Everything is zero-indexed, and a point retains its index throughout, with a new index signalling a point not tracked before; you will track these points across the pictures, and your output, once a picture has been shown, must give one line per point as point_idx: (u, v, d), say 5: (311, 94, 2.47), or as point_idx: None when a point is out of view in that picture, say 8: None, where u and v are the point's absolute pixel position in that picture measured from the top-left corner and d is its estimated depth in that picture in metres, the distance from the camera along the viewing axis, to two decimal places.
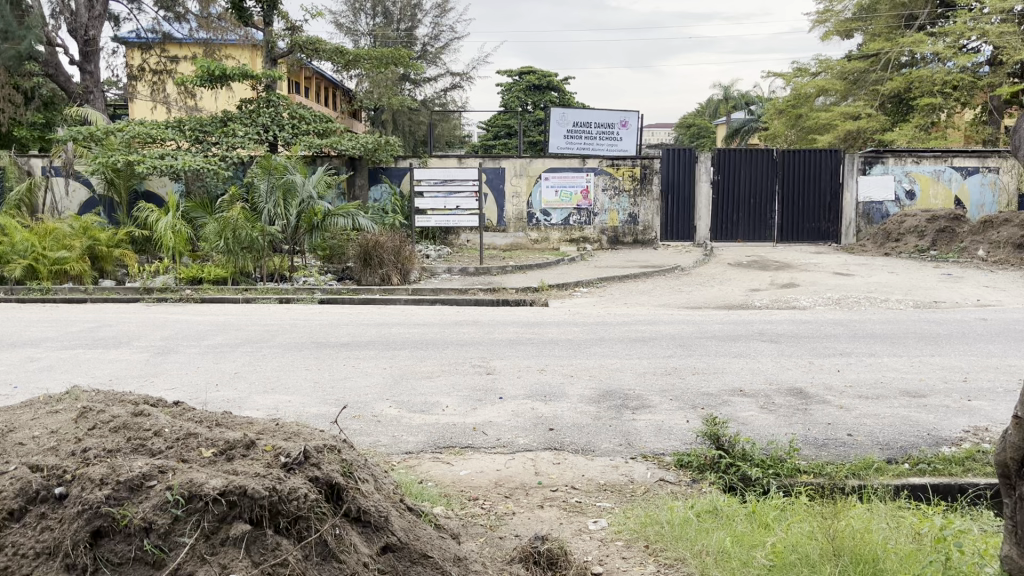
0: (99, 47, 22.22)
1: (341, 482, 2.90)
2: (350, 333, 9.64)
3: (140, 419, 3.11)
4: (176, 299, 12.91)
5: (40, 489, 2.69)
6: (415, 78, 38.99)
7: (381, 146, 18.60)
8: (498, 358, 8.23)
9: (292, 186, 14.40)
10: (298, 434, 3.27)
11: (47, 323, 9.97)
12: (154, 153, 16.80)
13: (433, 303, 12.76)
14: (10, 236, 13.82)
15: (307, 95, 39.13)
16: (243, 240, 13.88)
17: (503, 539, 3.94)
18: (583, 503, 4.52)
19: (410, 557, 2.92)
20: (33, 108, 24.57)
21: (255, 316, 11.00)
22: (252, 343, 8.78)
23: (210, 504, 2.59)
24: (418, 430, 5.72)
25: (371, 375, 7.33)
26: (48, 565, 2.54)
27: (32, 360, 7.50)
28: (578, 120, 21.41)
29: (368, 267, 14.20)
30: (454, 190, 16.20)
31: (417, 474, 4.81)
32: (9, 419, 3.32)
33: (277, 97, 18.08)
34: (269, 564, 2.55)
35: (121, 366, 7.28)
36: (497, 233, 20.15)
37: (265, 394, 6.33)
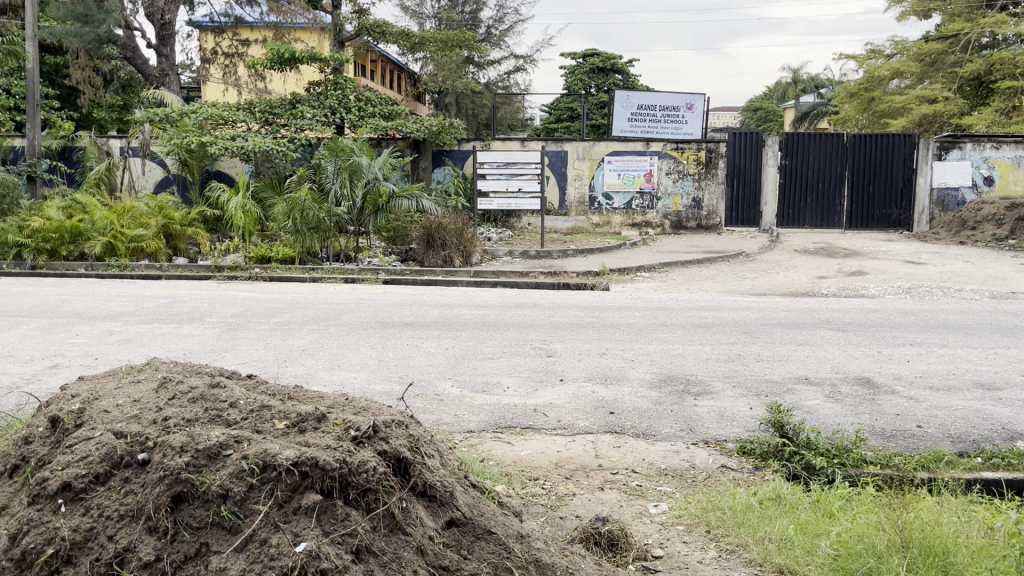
0: (175, 31, 22.77)
1: (408, 457, 2.97)
2: (413, 313, 9.77)
3: (217, 390, 3.23)
4: (246, 277, 13.28)
5: (124, 454, 2.82)
6: (479, 61, 39.03)
7: (445, 129, 18.75)
8: (559, 341, 8.24)
9: (359, 168, 14.61)
10: (367, 409, 3.35)
11: (125, 298, 10.35)
12: (226, 134, 17.25)
13: (494, 285, 12.83)
14: (91, 214, 14.39)
15: (372, 78, 39.49)
16: (310, 220, 14.16)
17: (564, 519, 3.97)
18: (644, 487, 4.52)
19: (475, 532, 2.97)
20: (111, 90, 25.36)
21: (321, 295, 11.20)
22: (320, 321, 8.97)
23: (283, 474, 2.68)
24: (480, 410, 5.79)
25: (434, 355, 7.42)
26: (131, 526, 2.66)
27: (112, 333, 7.79)
28: (643, 103, 21.16)
29: (431, 249, 14.32)
30: (517, 172, 16.19)
31: (479, 453, 4.88)
32: (95, 387, 3.48)
33: (344, 80, 18.31)
34: (339, 534, 2.61)
35: (195, 341, 7.51)
36: (558, 216, 20.10)
37: (331, 371, 6.48)
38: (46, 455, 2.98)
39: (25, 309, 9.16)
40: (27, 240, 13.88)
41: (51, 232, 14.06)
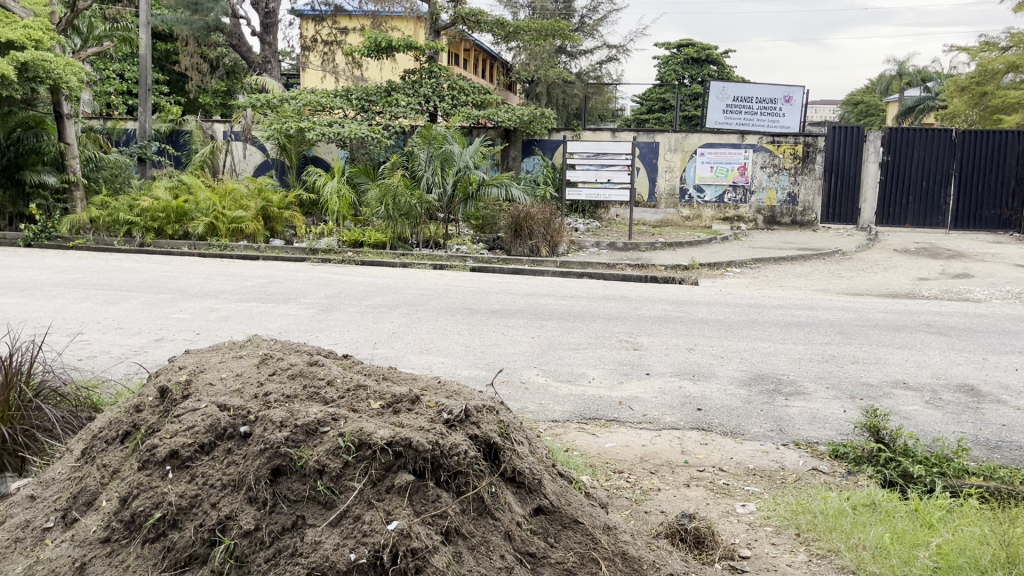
0: (279, 20, 23.43)
1: (499, 442, 2.99)
2: (500, 301, 9.83)
3: (315, 368, 3.34)
4: (339, 260, 13.63)
5: (227, 426, 2.91)
6: (571, 51, 38.83)
7: (536, 118, 18.72)
8: (647, 335, 8.15)
9: (450, 156, 14.74)
10: (459, 392, 3.40)
11: (225, 276, 10.75)
12: (323, 120, 17.67)
13: (581, 276, 12.80)
14: (195, 195, 14.97)
15: (466, 67, 39.79)
16: (402, 207, 14.37)
17: (648, 513, 3.94)
18: (731, 486, 4.44)
19: (561, 521, 2.98)
20: (217, 76, 26.29)
21: (410, 281, 11.36)
22: (409, 306, 9.13)
23: (377, 453, 2.74)
24: (565, 400, 5.79)
25: (521, 343, 7.46)
26: (233, 496, 2.74)
27: (213, 310, 8.11)
28: (739, 95, 20.67)
29: (518, 239, 14.40)
30: (607, 163, 16.07)
31: (563, 443, 4.88)
32: (200, 360, 3.62)
33: (439, 68, 18.49)
34: (429, 515, 2.66)
35: (289, 320, 7.74)
36: (648, 208, 19.86)
37: (420, 355, 6.59)
38: (155, 423, 3.12)
39: (133, 285, 9.60)
40: (136, 219, 14.62)
41: (159, 211, 14.76)
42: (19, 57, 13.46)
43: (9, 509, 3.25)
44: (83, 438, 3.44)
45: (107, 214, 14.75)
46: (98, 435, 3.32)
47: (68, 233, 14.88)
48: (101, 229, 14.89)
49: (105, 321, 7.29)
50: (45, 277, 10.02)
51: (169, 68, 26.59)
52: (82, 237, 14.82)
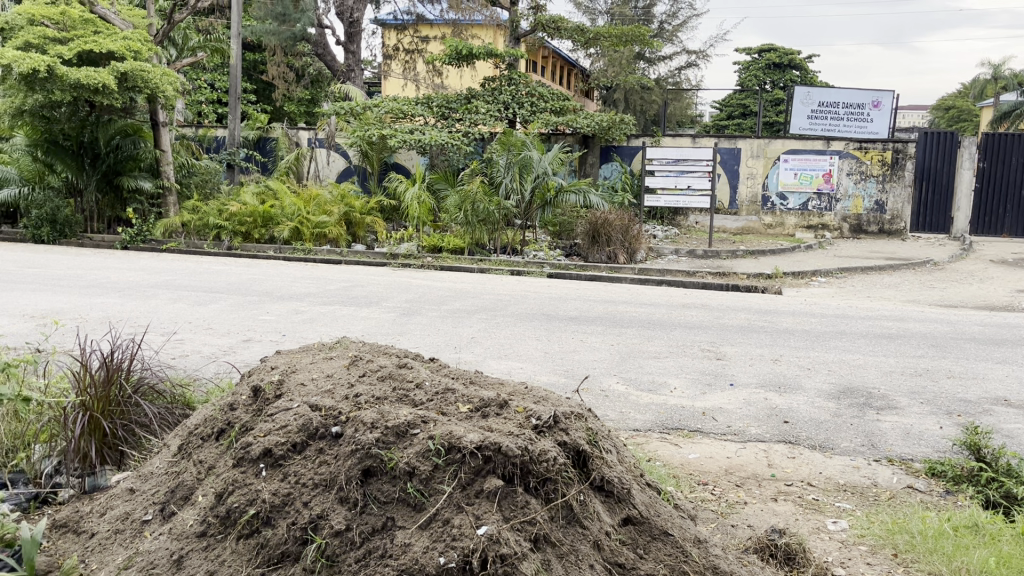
0: (362, 29, 23.89)
1: (588, 450, 2.97)
2: (578, 307, 9.77)
3: (404, 370, 3.38)
4: (419, 265, 13.84)
5: (319, 426, 2.96)
6: (650, 57, 38.52)
7: (615, 124, 18.57)
8: (730, 344, 7.98)
9: (528, 162, 14.68)
10: (547, 398, 3.38)
11: (308, 280, 10.99)
12: (404, 127, 17.94)
13: (660, 284, 12.65)
14: (281, 200, 15.38)
15: (544, 74, 39.88)
16: (481, 213, 14.42)
17: (735, 527, 3.83)
18: (821, 502, 4.28)
19: (651, 532, 2.93)
20: (302, 85, 26.97)
21: (488, 286, 11.39)
22: (488, 311, 9.16)
23: (466, 457, 2.75)
24: (646, 409, 5.70)
25: (600, 350, 7.39)
26: (325, 495, 2.77)
27: (297, 312, 8.29)
28: (824, 100, 20.12)
29: (595, 245, 14.32)
30: (687, 169, 15.82)
31: (645, 452, 4.79)
32: (292, 360, 3.70)
33: (518, 75, 18.57)
34: (519, 521, 2.64)
35: (371, 323, 7.84)
36: (728, 215, 19.49)
37: (499, 360, 6.60)
38: (249, 421, 3.18)
39: (221, 287, 9.90)
40: (225, 223, 15.10)
41: (246, 216, 15.18)
42: (119, 68, 14.11)
43: (110, 501, 3.35)
44: (180, 435, 3.54)
45: (198, 219, 15.25)
46: (194, 432, 3.41)
47: (162, 236, 15.56)
48: (192, 232, 15.52)
49: (197, 322, 7.52)
50: (141, 278, 10.43)
51: (256, 78, 27.43)
52: (175, 239, 15.49)
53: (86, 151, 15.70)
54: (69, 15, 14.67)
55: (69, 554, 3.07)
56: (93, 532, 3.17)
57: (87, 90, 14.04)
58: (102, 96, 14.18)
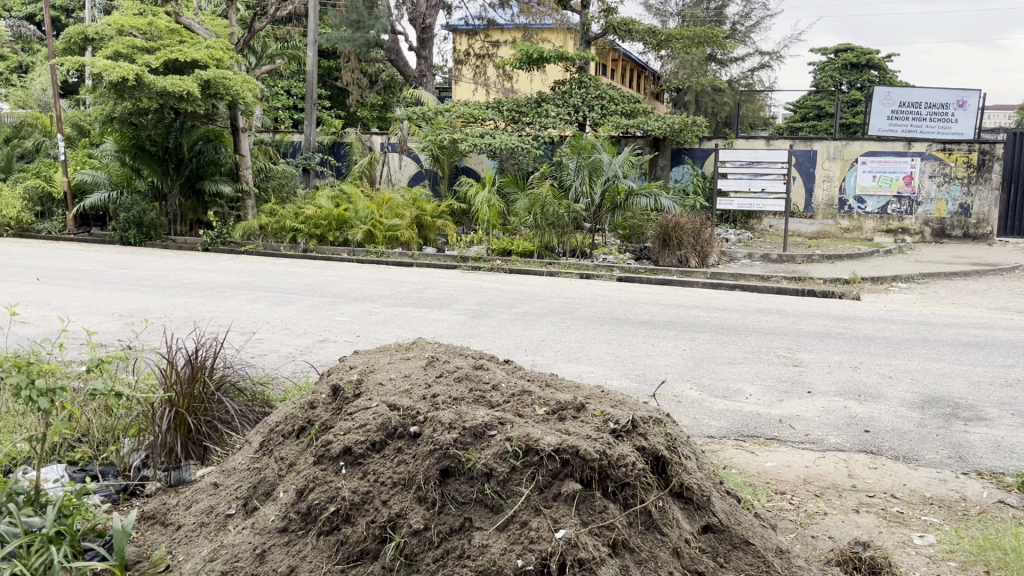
0: (434, 35, 24.15)
1: (667, 455, 2.94)
2: (650, 312, 9.67)
3: (480, 371, 3.40)
4: (489, 268, 13.92)
5: (397, 426, 2.99)
6: (722, 58, 37.94)
7: (687, 127, 18.33)
8: (807, 351, 7.78)
9: (599, 165, 14.80)
10: (623, 403, 3.36)
11: (382, 282, 11.14)
12: (475, 132, 18.06)
13: (733, 289, 12.44)
14: (355, 204, 15.64)
15: (613, 77, 39.65)
16: (550, 216, 14.38)
17: (815, 538, 3.72)
18: (906, 514, 4.13)
19: (731, 541, 2.89)
20: (375, 90, 27.35)
21: (559, 290, 11.38)
22: (558, 314, 9.14)
23: (545, 459, 2.75)
24: (721, 415, 5.60)
25: (672, 355, 7.29)
26: (403, 494, 2.79)
27: (371, 313, 8.41)
28: (906, 100, 19.48)
29: (666, 249, 14.13)
30: (761, 172, 15.51)
31: (720, 459, 4.70)
32: (370, 360, 3.75)
33: (589, 78, 18.52)
34: (597, 526, 2.63)
35: (443, 325, 7.90)
36: (803, 219, 19.01)
37: (570, 363, 6.57)
38: (329, 419, 3.24)
39: (298, 288, 10.12)
40: (301, 226, 15.45)
41: (321, 219, 15.48)
42: (203, 75, 14.59)
43: (195, 494, 3.45)
44: (261, 431, 3.62)
45: (275, 222, 15.64)
46: (275, 429, 3.48)
47: (240, 239, 16.06)
48: (269, 235, 15.88)
49: (275, 323, 7.70)
50: (222, 280, 10.74)
51: (331, 84, 28.01)
52: (253, 242, 15.91)
53: (171, 157, 16.16)
54: (156, 25, 15.22)
55: (157, 545, 3.16)
56: (179, 524, 3.26)
57: (172, 98, 14.56)
58: (187, 104, 14.70)
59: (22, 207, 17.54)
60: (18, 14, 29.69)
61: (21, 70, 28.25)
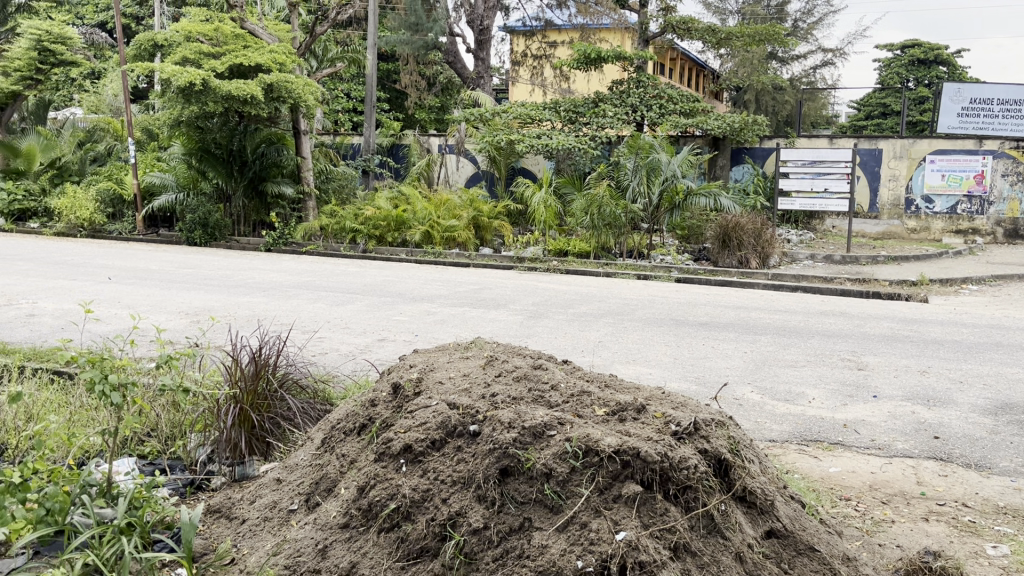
0: (492, 36, 24.24)
1: (729, 459, 2.90)
2: (709, 313, 9.55)
3: (539, 371, 3.40)
4: (545, 268, 13.92)
5: (457, 424, 3.00)
6: (783, 56, 37.25)
7: (747, 126, 18.02)
8: (872, 355, 7.57)
9: (658, 165, 14.47)
10: (684, 405, 3.33)
11: (439, 282, 11.22)
12: (532, 132, 18.05)
13: (794, 290, 12.20)
14: (413, 205, 15.78)
15: (671, 76, 39.23)
16: (607, 217, 14.35)
17: (882, 547, 3.60)
18: (978, 524, 3.98)
19: (796, 547, 2.84)
20: (433, 92, 27.52)
21: (616, 290, 11.31)
22: (615, 315, 9.08)
23: (605, 460, 2.73)
24: (783, 419, 5.48)
25: (732, 357, 7.17)
26: (463, 493, 2.80)
27: (429, 313, 8.47)
28: (977, 96, 18.86)
29: (725, 249, 13.92)
30: (824, 171, 15.18)
31: (783, 464, 4.60)
32: (430, 359, 3.78)
33: (647, 77, 18.37)
34: (658, 529, 2.61)
35: (500, 325, 7.92)
36: (868, 219, 18.59)
37: (627, 364, 6.51)
38: (389, 417, 3.27)
39: (358, 288, 10.26)
40: (361, 227, 15.69)
41: (380, 220, 15.68)
42: (266, 79, 14.91)
43: (259, 489, 3.51)
44: (323, 428, 3.67)
45: (336, 223, 15.97)
46: (337, 426, 3.53)
47: (302, 240, 16.24)
48: (330, 235, 16.21)
49: (335, 321, 7.81)
50: (284, 279, 10.94)
51: (390, 87, 28.37)
52: (314, 243, 16.18)
53: (235, 160, 16.55)
54: (222, 31, 15.58)
55: (222, 538, 3.23)
56: (244, 518, 3.32)
57: (237, 102, 14.89)
58: (250, 107, 15.01)
59: (94, 208, 18.16)
60: (92, 22, 30.73)
61: (94, 76, 29.24)
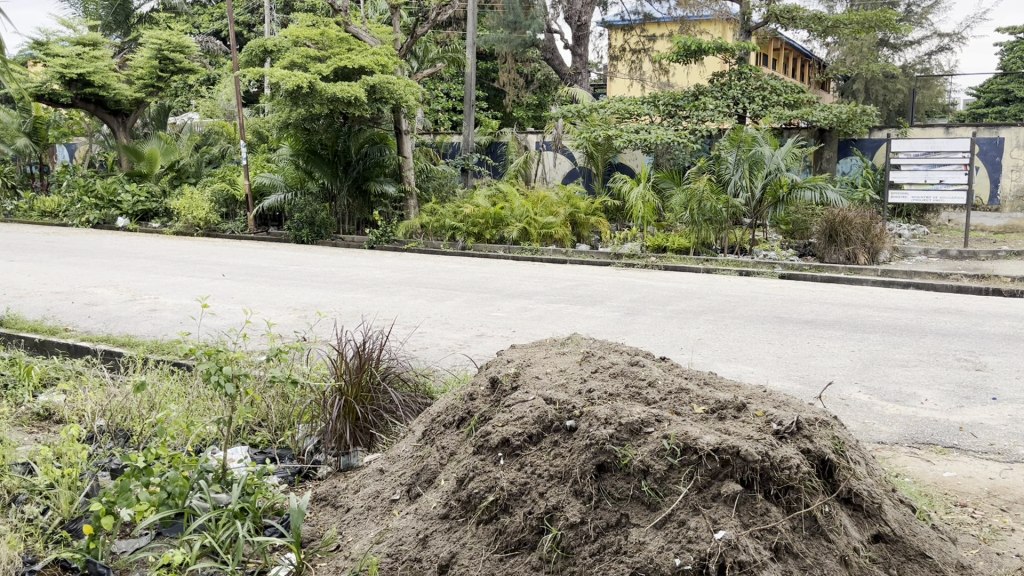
0: (590, 31, 24.15)
1: (834, 459, 2.83)
2: (814, 311, 9.26)
3: (636, 368, 3.39)
4: (644, 265, 13.80)
5: (553, 419, 3.03)
6: (894, 42, 35.60)
7: (856, 116, 17.37)
8: (992, 355, 7.18)
9: (760, 158, 14.14)
10: (787, 403, 3.26)
11: (536, 279, 11.27)
12: (631, 128, 17.87)
13: (906, 287, 11.69)
14: (511, 203, 15.95)
15: (775, 67, 38.09)
16: (708, 211, 14.09)
17: (1001, 555, 3.39)
18: None
19: (905, 552, 2.76)
20: (531, 90, 27.60)
21: (716, 287, 11.10)
22: (716, 312, 8.92)
23: (703, 459, 2.71)
24: (893, 421, 5.27)
25: (839, 356, 6.93)
26: (560, 487, 2.82)
27: (527, 309, 8.52)
28: None
29: (833, 245, 13.52)
30: (938, 162, 14.47)
31: (892, 467, 4.42)
32: (527, 354, 3.82)
33: (749, 69, 17.95)
34: (759, 528, 2.57)
35: (597, 322, 7.89)
36: (987, 212, 17.63)
37: (728, 362, 6.40)
38: (487, 411, 3.33)
39: (456, 285, 10.42)
40: (460, 224, 15.88)
41: (479, 217, 15.87)
42: (369, 80, 15.32)
43: (363, 479, 3.63)
44: (424, 421, 3.76)
45: (436, 221, 16.22)
46: (437, 419, 3.61)
47: (403, 237, 16.64)
48: (430, 233, 16.49)
49: (436, 317, 7.96)
50: (385, 276, 11.21)
51: (489, 86, 28.66)
52: (415, 240, 16.48)
53: (340, 160, 17.06)
54: (328, 35, 16.04)
55: (329, 525, 3.36)
56: (349, 507, 3.44)
57: (342, 104, 15.35)
58: (354, 109, 15.48)
59: (209, 208, 19.04)
60: (206, 30, 32.11)
61: (209, 82, 30.62)
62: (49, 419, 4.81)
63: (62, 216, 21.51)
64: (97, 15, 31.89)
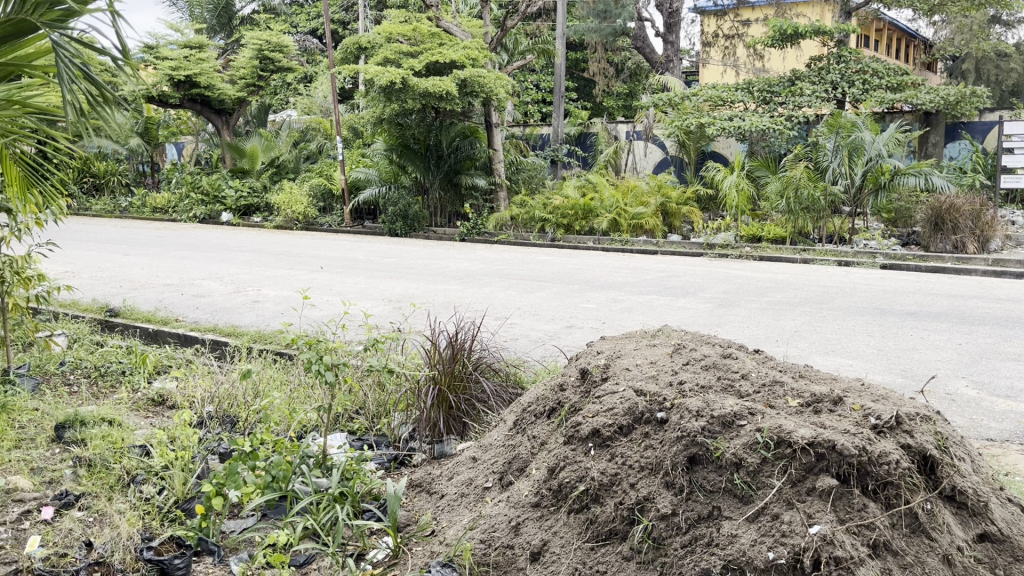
0: (681, 18, 23.73)
1: (936, 455, 2.74)
2: (919, 302, 8.90)
3: (728, 360, 3.35)
4: (737, 255, 13.54)
5: (644, 411, 3.03)
6: (1008, 19, 33.68)
7: (964, 98, 16.52)
8: None
9: (861, 144, 13.53)
10: (887, 397, 3.17)
11: (626, 270, 11.20)
12: (724, 115, 17.51)
13: (1019, 277, 11.11)
14: (601, 194, 15.86)
15: (876, 48, 36.59)
16: (805, 200, 13.75)
17: None
18: None
19: (1013, 553, 2.66)
20: (621, 79, 27.34)
21: (812, 277, 10.79)
22: (813, 303, 8.68)
23: (798, 452, 2.66)
24: (1004, 417, 5.03)
25: (945, 350, 6.65)
26: (650, 478, 2.84)
27: (617, 301, 8.48)
28: None
29: (938, 232, 12.91)
30: None
31: (1003, 465, 4.22)
32: (617, 346, 3.82)
33: (848, 52, 17.35)
34: (856, 524, 2.52)
35: (689, 313, 7.81)
36: None
37: (826, 355, 6.24)
38: (578, 402, 3.36)
39: (546, 276, 10.46)
40: (550, 216, 15.92)
41: (569, 209, 15.86)
42: (460, 75, 15.49)
43: (456, 466, 3.72)
44: (515, 411, 3.81)
45: (526, 213, 16.33)
46: (528, 408, 3.67)
47: (493, 229, 16.76)
48: (520, 225, 16.56)
49: (527, 308, 8.02)
50: (476, 268, 11.36)
51: (579, 76, 28.56)
52: (506, 232, 16.60)
53: (431, 154, 17.29)
54: (419, 30, 16.40)
55: (424, 511, 3.46)
56: (443, 493, 3.53)
57: (434, 98, 15.59)
58: (446, 103, 15.70)
59: (307, 203, 19.58)
60: (304, 30, 33.06)
61: (306, 79, 31.57)
62: (162, 404, 5.07)
63: (171, 212, 22.56)
64: (203, 19, 33.28)
